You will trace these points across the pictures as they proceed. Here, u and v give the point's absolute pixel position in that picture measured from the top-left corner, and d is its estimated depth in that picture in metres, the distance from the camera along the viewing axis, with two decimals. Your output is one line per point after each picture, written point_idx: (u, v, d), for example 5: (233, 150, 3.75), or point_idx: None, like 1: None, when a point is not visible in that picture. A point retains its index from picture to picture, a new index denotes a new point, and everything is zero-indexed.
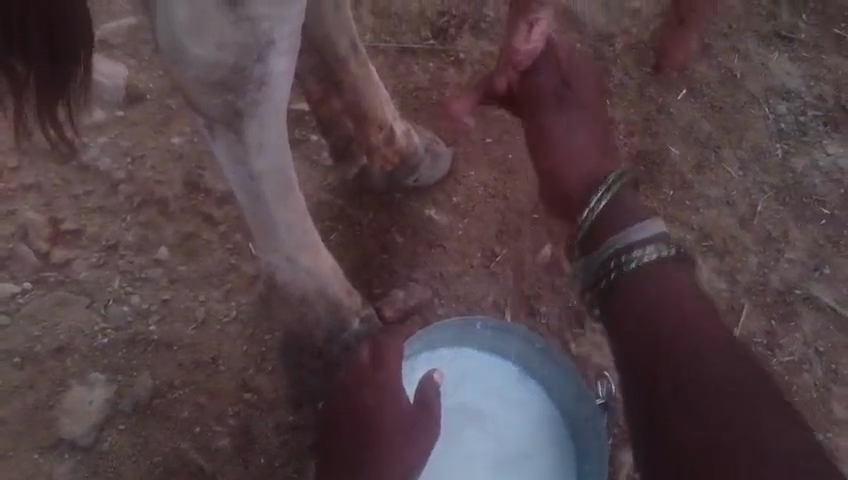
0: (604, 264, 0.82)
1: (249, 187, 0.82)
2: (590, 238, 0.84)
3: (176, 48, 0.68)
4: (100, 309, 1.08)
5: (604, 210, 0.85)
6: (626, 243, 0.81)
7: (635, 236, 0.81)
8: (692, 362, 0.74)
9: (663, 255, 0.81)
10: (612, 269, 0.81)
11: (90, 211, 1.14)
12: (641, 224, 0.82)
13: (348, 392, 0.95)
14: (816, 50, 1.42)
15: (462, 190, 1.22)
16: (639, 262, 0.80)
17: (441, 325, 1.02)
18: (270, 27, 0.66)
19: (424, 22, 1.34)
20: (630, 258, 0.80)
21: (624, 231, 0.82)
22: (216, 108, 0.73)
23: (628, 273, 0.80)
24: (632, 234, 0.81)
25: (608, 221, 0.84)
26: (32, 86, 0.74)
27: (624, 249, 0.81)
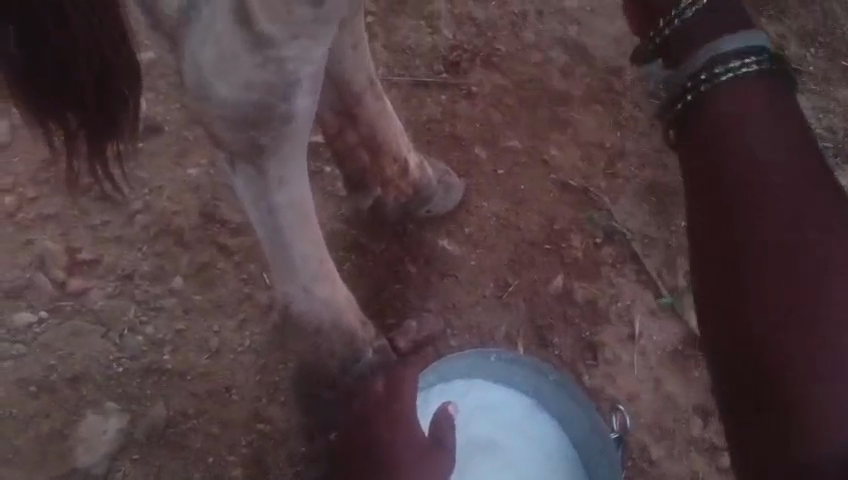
0: (679, 93, 0.69)
1: (268, 220, 0.83)
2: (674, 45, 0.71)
3: (202, 89, 0.69)
4: (115, 338, 1.09)
5: (689, 20, 0.71)
6: (710, 55, 0.67)
7: (731, 41, 0.67)
8: (781, 241, 0.59)
9: (762, 67, 0.66)
10: (697, 81, 0.68)
11: (106, 241, 1.16)
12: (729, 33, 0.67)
13: (367, 424, 0.95)
14: (825, 82, 1.43)
15: (474, 221, 1.23)
16: (732, 73, 0.66)
17: (457, 357, 1.01)
18: (296, 68, 0.68)
19: (437, 55, 1.36)
20: (722, 67, 0.67)
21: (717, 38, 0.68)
22: (238, 145, 0.74)
23: (715, 84, 0.67)
24: (710, 47, 0.68)
25: (697, 29, 0.70)
26: (83, 138, 0.73)
27: (706, 63, 0.67)
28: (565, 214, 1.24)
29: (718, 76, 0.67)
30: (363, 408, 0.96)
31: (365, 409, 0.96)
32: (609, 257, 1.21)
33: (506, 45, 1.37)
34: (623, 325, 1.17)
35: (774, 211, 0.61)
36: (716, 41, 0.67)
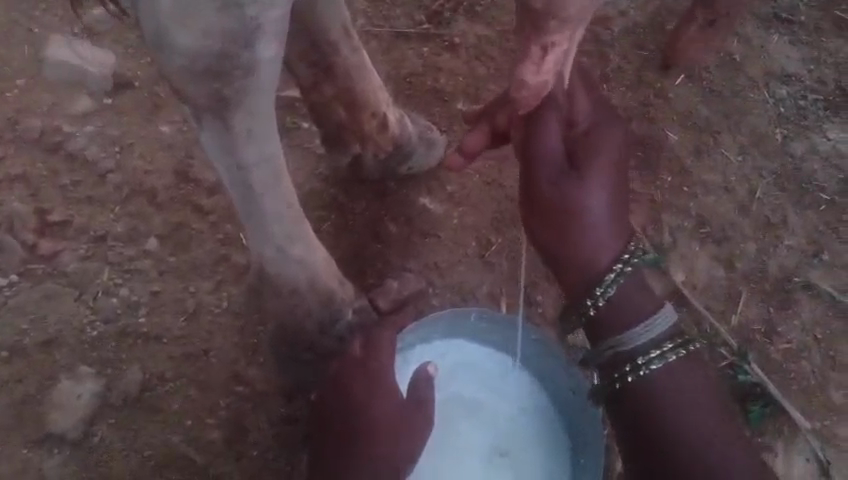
0: (609, 363, 0.83)
1: (238, 179, 0.80)
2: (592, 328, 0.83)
3: (160, 36, 0.65)
4: (89, 301, 1.07)
5: (612, 300, 0.82)
6: (634, 346, 0.81)
7: (638, 341, 0.81)
8: (677, 412, 0.81)
9: (665, 353, 0.81)
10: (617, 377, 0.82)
11: (77, 201, 1.12)
12: (651, 317, 0.81)
13: (342, 391, 0.93)
14: (817, 32, 1.39)
15: (456, 178, 1.20)
16: (649, 370, 0.80)
17: (432, 318, 1.02)
18: (258, 13, 0.64)
19: (418, 5, 1.31)
20: (637, 366, 0.81)
21: (627, 336, 0.81)
22: (202, 97, 0.71)
23: (637, 380, 0.81)
24: (632, 334, 0.81)
25: (619, 308, 0.81)
26: None
27: (630, 354, 0.81)
28: None
29: (645, 370, 0.81)
30: (340, 370, 0.95)
31: (342, 371, 0.95)
32: None
33: None
34: None
35: (674, 390, 0.81)
36: (643, 328, 0.81)
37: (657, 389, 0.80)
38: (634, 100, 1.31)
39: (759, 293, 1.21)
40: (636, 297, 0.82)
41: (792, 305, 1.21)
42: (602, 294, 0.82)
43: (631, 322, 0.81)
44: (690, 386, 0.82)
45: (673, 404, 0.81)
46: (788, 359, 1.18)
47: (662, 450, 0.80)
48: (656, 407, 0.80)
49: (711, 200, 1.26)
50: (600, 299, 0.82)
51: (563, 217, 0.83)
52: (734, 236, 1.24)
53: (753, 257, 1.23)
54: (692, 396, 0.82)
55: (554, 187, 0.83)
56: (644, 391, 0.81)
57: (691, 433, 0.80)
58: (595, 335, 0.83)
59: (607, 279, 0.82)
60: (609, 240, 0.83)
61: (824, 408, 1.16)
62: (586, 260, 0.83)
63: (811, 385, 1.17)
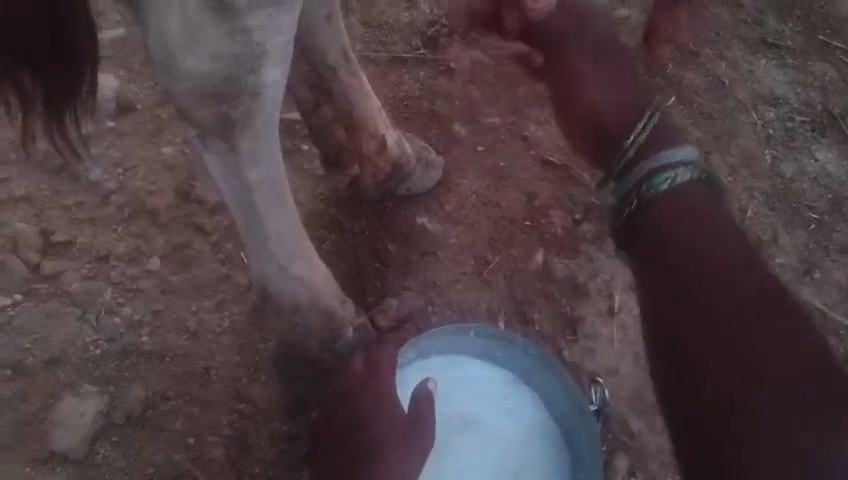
0: (634, 195, 0.82)
1: (242, 197, 0.82)
2: (622, 165, 0.84)
3: (167, 61, 0.68)
4: (92, 320, 1.08)
5: (643, 142, 0.84)
6: (655, 164, 0.82)
7: (665, 159, 0.82)
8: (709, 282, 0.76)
9: (692, 178, 0.81)
10: (639, 194, 0.82)
11: (81, 221, 1.14)
12: (676, 147, 0.83)
13: (349, 406, 0.95)
14: (803, 57, 1.44)
15: (454, 198, 1.22)
16: (672, 183, 0.81)
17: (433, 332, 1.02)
18: (264, 37, 0.67)
19: (415, 31, 1.35)
20: (662, 180, 0.81)
21: (653, 157, 0.82)
22: (208, 120, 0.73)
23: (659, 193, 0.81)
24: (664, 157, 0.82)
25: (649, 150, 0.84)
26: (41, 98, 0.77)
27: (660, 175, 0.81)
28: (544, 191, 1.24)
29: (667, 186, 0.81)
30: (343, 387, 0.97)
31: (347, 389, 0.96)
32: (589, 233, 1.21)
33: None
34: (601, 300, 1.17)
35: (706, 264, 0.77)
36: (669, 151, 0.82)
37: (680, 206, 0.80)
38: None
39: None
40: (662, 139, 0.85)
41: None
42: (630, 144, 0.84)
43: (658, 150, 0.83)
44: (727, 243, 0.79)
45: (705, 264, 0.77)
46: None
47: (684, 305, 0.76)
48: (680, 233, 0.79)
49: None
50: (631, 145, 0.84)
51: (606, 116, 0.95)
52: None
53: None
54: (738, 275, 0.76)
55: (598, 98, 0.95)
56: (669, 208, 0.80)
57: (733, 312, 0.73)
58: (624, 172, 0.84)
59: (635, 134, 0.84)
60: (614, 95, 0.96)
61: None
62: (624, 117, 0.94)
63: None
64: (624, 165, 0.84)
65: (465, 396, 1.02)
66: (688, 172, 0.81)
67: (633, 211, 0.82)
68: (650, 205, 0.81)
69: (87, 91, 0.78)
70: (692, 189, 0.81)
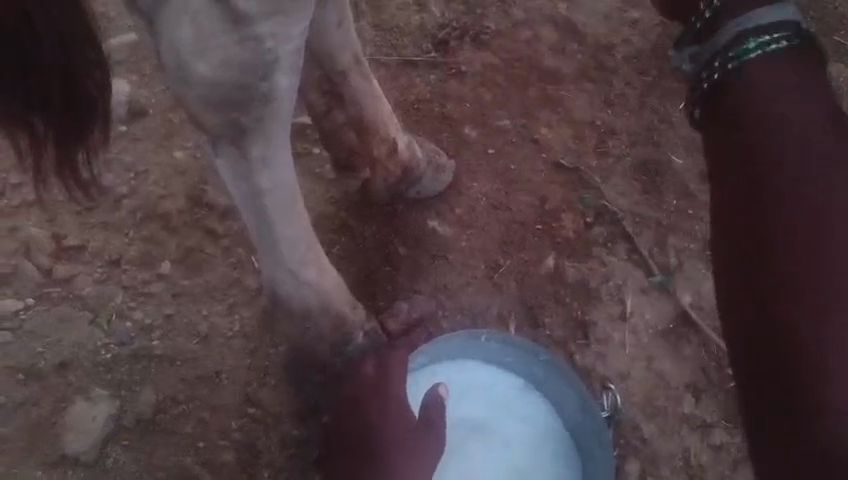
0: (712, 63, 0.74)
1: (253, 203, 0.82)
2: (704, 32, 0.75)
3: (179, 68, 0.67)
4: (103, 324, 1.08)
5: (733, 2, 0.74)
6: (741, 32, 0.72)
7: (759, 21, 0.71)
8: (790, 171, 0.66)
9: (789, 43, 0.71)
10: (718, 68, 0.73)
11: (93, 226, 1.14)
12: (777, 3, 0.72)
13: (357, 411, 0.94)
14: None
15: (465, 202, 1.22)
16: (766, 48, 0.71)
17: (446, 337, 1.01)
18: (274, 45, 0.67)
19: (426, 34, 1.35)
20: (756, 44, 0.71)
21: (745, 17, 0.72)
22: (218, 127, 0.73)
23: (748, 61, 0.72)
24: (755, 18, 0.72)
25: (742, 8, 0.73)
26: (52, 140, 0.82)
27: (751, 35, 0.72)
28: (556, 194, 1.23)
29: (739, 64, 0.72)
30: (352, 392, 0.96)
31: (356, 394, 0.96)
32: (601, 236, 1.21)
33: (495, 24, 1.36)
34: (614, 304, 1.16)
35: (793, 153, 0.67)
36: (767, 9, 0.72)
37: (763, 79, 0.71)
38: None
39: None
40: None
41: None
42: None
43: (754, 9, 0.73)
44: (811, 122, 0.69)
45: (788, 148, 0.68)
46: None
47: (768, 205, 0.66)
48: (764, 109, 0.70)
49: None
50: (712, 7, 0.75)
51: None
52: None
53: None
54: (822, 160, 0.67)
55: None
56: (749, 82, 0.71)
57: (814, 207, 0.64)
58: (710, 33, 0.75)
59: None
60: None
61: None
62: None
63: None
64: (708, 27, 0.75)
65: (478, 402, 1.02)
66: (787, 43, 0.71)
67: (712, 87, 0.74)
68: (734, 78, 0.72)
69: (98, 134, 0.84)
70: (786, 58, 0.71)
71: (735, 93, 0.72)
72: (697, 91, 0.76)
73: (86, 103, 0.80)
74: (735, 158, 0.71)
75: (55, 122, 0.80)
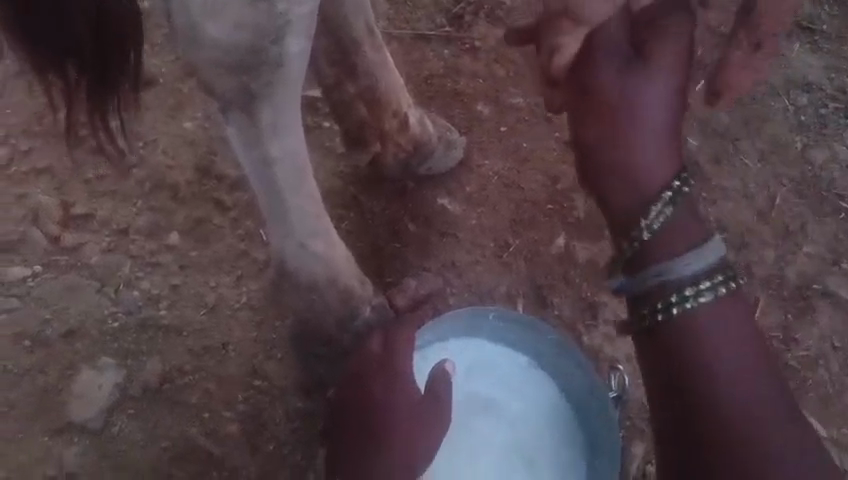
0: (646, 301, 0.63)
1: (261, 173, 0.81)
2: (636, 258, 0.63)
3: (190, 29, 0.66)
4: (111, 293, 1.08)
5: (661, 229, 0.62)
6: (684, 276, 0.61)
7: (686, 274, 0.61)
8: (720, 378, 0.60)
9: (717, 300, 0.61)
10: (657, 312, 0.62)
11: (101, 195, 1.13)
12: (702, 248, 0.61)
13: (363, 385, 0.94)
14: (838, 42, 1.42)
15: (476, 179, 1.21)
16: (697, 307, 0.61)
17: (452, 314, 1.01)
18: (286, 7, 0.65)
19: (440, 8, 1.32)
20: (685, 300, 0.61)
21: (670, 266, 0.61)
22: (228, 91, 0.72)
23: (684, 320, 0.61)
24: (685, 261, 0.61)
25: (670, 234, 0.62)
26: (82, 90, 0.79)
27: (676, 286, 0.61)
28: (568, 173, 1.22)
29: (691, 303, 0.61)
30: (360, 369, 0.96)
31: (364, 371, 0.95)
32: None
33: None
34: None
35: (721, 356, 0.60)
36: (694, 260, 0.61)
37: (697, 332, 0.61)
38: None
39: (778, 301, 1.24)
40: (686, 222, 0.62)
41: (812, 312, 1.24)
42: (649, 228, 0.62)
43: (678, 248, 0.61)
44: (733, 333, 0.61)
45: (717, 366, 0.60)
46: (807, 367, 1.21)
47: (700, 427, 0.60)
48: (693, 350, 0.61)
49: (731, 206, 1.30)
50: (645, 231, 0.62)
51: (620, 112, 0.63)
52: (753, 243, 1.27)
53: (772, 264, 1.26)
54: (753, 365, 0.60)
55: (608, 72, 0.64)
56: (683, 337, 0.61)
57: (742, 421, 0.59)
58: (633, 262, 0.63)
59: (657, 202, 0.62)
60: None
61: (842, 418, 1.18)
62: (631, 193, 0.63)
63: (829, 393, 1.20)
64: (633, 249, 0.63)
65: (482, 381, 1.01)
66: (719, 293, 0.61)
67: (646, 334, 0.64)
68: (671, 337, 0.62)
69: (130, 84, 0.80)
70: (713, 314, 0.61)
71: (675, 337, 0.61)
72: (633, 325, 0.65)
73: (118, 57, 0.76)
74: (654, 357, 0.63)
75: (88, 70, 0.77)
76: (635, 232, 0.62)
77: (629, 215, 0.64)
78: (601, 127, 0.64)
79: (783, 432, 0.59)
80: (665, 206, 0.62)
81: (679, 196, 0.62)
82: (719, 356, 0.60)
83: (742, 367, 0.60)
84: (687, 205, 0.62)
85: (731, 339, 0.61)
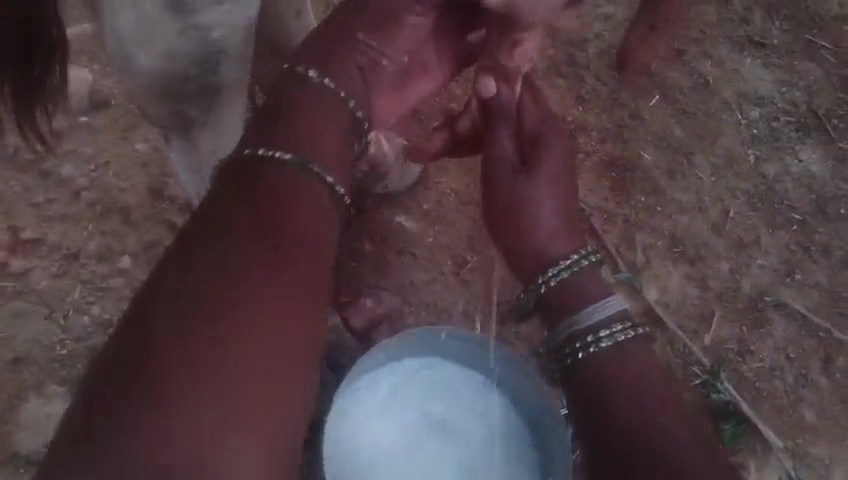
0: (563, 346, 0.85)
1: (198, 184, 0.84)
2: (547, 310, 0.88)
3: (123, 57, 0.63)
4: (60, 320, 1.06)
5: (563, 282, 0.87)
6: (590, 323, 0.84)
7: (589, 318, 0.84)
8: (611, 384, 0.79)
9: (614, 334, 0.82)
10: (568, 353, 0.84)
11: (50, 218, 1.11)
12: (602, 298, 0.85)
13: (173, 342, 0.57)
14: (789, 56, 1.45)
15: (433, 198, 1.22)
16: (596, 343, 0.82)
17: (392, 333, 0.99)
18: (222, 36, 0.62)
19: None
20: (586, 340, 0.83)
21: (578, 314, 0.84)
22: (162, 116, 0.70)
23: (586, 350, 0.82)
24: (587, 311, 0.84)
25: (568, 290, 0.87)
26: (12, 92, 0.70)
27: (581, 332, 0.84)
28: None
29: (594, 346, 0.82)
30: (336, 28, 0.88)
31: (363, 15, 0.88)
32: None
33: None
34: None
35: (615, 366, 0.80)
36: (593, 306, 0.84)
37: (602, 360, 0.81)
38: (609, 123, 1.36)
39: (732, 313, 1.25)
40: (586, 284, 0.87)
41: (766, 325, 1.25)
42: (552, 278, 0.87)
43: (583, 303, 0.85)
44: (629, 358, 0.81)
45: (609, 377, 0.80)
46: (762, 378, 1.22)
47: (607, 430, 0.77)
48: (597, 373, 0.81)
49: (685, 219, 1.31)
50: (544, 285, 0.87)
51: (517, 209, 0.92)
52: (709, 255, 1.29)
53: (727, 277, 1.28)
54: (643, 376, 0.80)
55: (507, 181, 0.93)
56: (591, 363, 0.81)
57: (639, 413, 0.76)
58: (549, 315, 0.88)
59: (557, 267, 0.87)
60: None
61: (799, 428, 1.18)
62: (537, 257, 0.90)
63: (785, 404, 1.20)
64: (546, 302, 0.88)
65: (428, 404, 0.98)
66: (613, 332, 0.82)
67: (566, 368, 0.84)
68: (580, 366, 0.82)
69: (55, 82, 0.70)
70: (610, 343, 0.82)
71: (586, 367, 0.81)
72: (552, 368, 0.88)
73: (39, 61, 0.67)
74: (572, 390, 0.83)
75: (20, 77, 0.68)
76: (539, 286, 0.88)
77: (536, 274, 0.89)
78: (506, 219, 0.93)
79: (672, 421, 0.75)
80: (570, 266, 0.88)
81: (585, 262, 0.88)
82: (614, 367, 0.80)
83: (630, 374, 0.80)
84: (582, 270, 0.87)
85: (622, 355, 0.81)
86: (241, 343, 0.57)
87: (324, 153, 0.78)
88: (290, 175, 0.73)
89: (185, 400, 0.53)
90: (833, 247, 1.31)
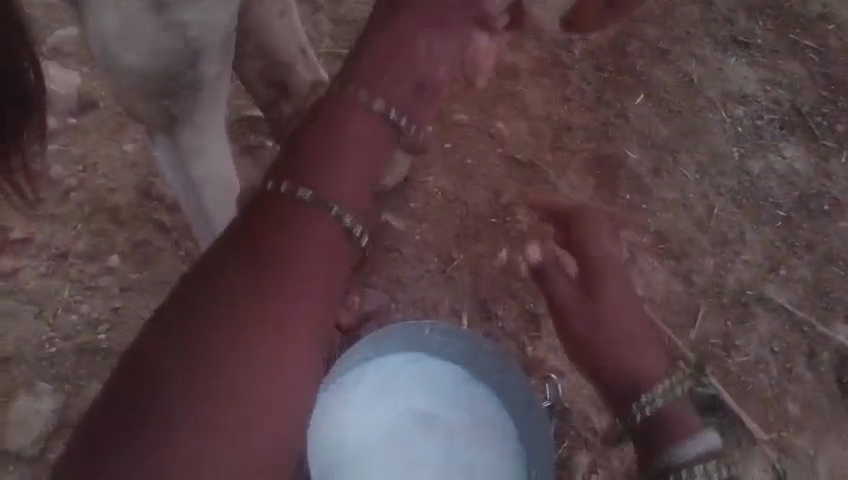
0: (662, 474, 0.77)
1: (184, 179, 0.81)
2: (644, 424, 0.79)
3: (108, 55, 0.65)
4: (49, 319, 1.07)
5: (660, 408, 0.79)
6: (690, 456, 0.75)
7: (691, 450, 0.75)
8: None
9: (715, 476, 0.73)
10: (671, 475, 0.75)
11: (39, 219, 1.12)
12: (704, 438, 0.76)
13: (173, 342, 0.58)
14: (773, 54, 1.46)
15: (421, 194, 1.24)
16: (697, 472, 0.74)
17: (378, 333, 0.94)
18: (200, 34, 0.64)
19: None
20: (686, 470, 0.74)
21: (680, 443, 0.76)
22: (150, 112, 0.71)
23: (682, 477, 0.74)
24: (690, 443, 0.76)
25: (668, 420, 0.78)
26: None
27: (683, 463, 0.75)
28: (510, 189, 1.27)
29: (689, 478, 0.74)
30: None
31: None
32: None
33: None
34: None
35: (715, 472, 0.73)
36: (694, 445, 0.76)
37: None
38: (594, 121, 1.37)
39: (716, 308, 1.27)
40: (686, 421, 0.78)
41: (750, 319, 1.26)
42: (646, 399, 0.80)
43: (685, 440, 0.76)
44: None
45: None
46: (746, 372, 1.23)
47: None
48: None
49: (669, 216, 1.33)
50: (644, 407, 0.79)
51: (629, 367, 0.82)
52: (694, 252, 1.30)
53: (711, 272, 1.29)
54: None
55: (586, 327, 0.86)
56: None
57: None
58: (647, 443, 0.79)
59: (662, 386, 0.80)
60: None
61: (781, 421, 1.20)
62: (632, 368, 0.82)
63: (769, 396, 1.22)
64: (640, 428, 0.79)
65: (417, 401, 0.99)
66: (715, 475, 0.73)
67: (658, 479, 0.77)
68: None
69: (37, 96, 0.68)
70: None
71: None
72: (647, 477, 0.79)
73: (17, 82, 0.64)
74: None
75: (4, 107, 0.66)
76: (639, 406, 0.79)
77: (630, 396, 0.81)
78: (612, 364, 0.83)
79: None
80: (667, 390, 0.79)
81: (679, 391, 0.80)
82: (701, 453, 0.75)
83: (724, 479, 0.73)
84: (681, 398, 0.79)
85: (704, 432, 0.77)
86: (220, 338, 0.56)
87: (347, 184, 0.66)
88: (301, 210, 0.62)
89: (188, 398, 0.54)
90: (817, 243, 1.32)
